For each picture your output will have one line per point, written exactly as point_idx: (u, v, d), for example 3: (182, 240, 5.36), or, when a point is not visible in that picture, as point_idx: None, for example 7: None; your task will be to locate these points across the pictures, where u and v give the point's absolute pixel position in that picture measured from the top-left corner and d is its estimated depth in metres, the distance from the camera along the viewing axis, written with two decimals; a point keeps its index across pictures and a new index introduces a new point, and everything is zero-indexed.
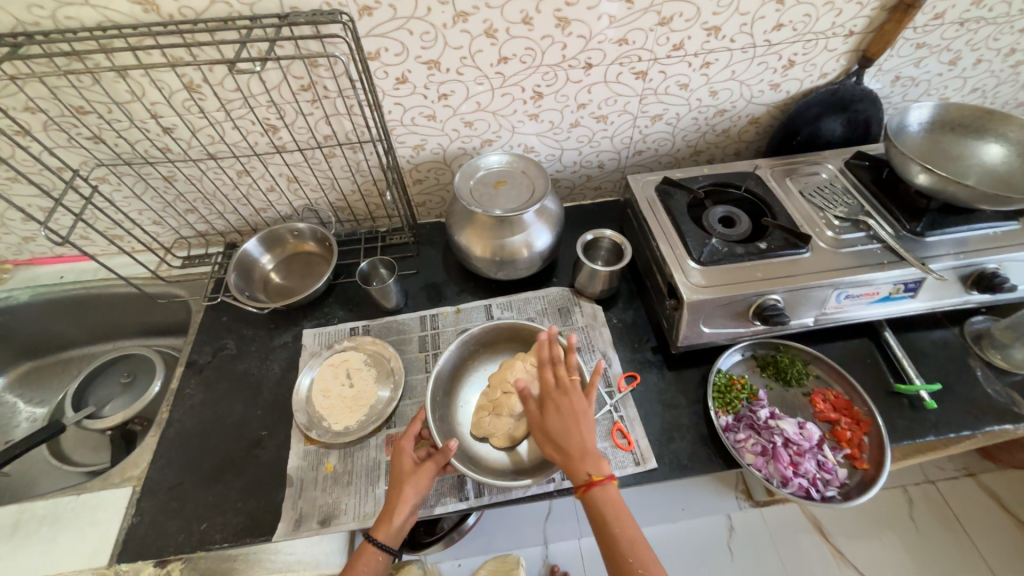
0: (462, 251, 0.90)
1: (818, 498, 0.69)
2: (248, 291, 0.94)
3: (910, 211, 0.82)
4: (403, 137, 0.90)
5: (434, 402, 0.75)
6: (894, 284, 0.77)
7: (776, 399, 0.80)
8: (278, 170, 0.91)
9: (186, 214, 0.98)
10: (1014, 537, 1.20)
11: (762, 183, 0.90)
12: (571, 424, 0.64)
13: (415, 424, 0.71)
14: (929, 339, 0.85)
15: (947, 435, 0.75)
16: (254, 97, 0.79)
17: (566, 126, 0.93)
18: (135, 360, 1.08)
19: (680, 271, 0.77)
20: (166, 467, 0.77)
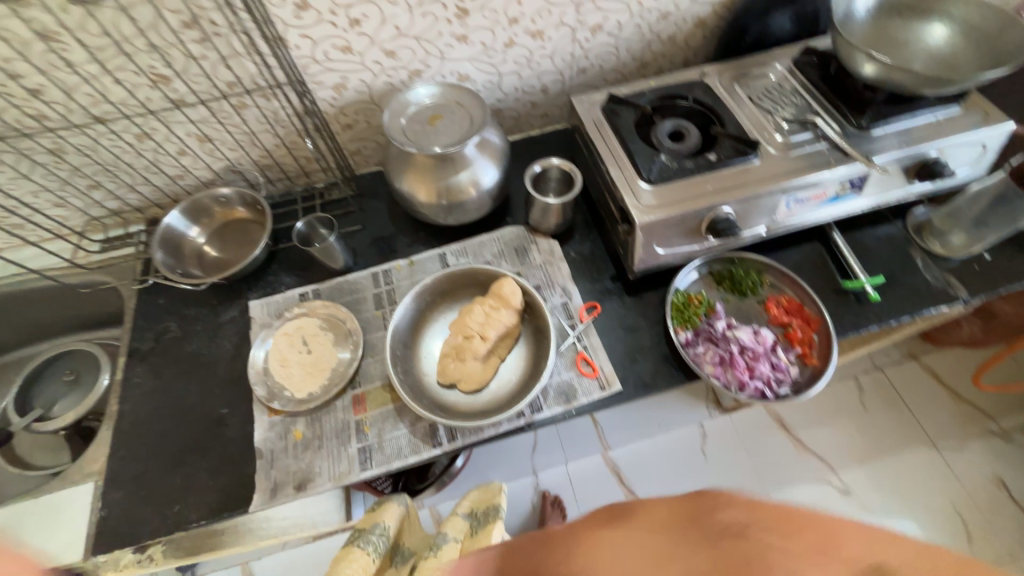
0: (405, 198, 0.84)
1: (772, 397, 0.73)
2: (180, 269, 0.87)
3: (856, 105, 0.80)
4: (319, 76, 0.80)
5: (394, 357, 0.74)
6: (841, 183, 0.77)
7: (732, 311, 0.82)
8: (183, 129, 0.81)
9: (90, 190, 0.87)
10: (950, 407, 1.33)
11: (710, 91, 0.86)
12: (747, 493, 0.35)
13: None
14: (875, 235, 0.88)
15: (889, 323, 0.79)
16: (128, 42, 0.68)
17: (500, 47, 0.85)
18: (76, 357, 1.01)
19: (631, 193, 0.74)
20: (126, 458, 0.74)
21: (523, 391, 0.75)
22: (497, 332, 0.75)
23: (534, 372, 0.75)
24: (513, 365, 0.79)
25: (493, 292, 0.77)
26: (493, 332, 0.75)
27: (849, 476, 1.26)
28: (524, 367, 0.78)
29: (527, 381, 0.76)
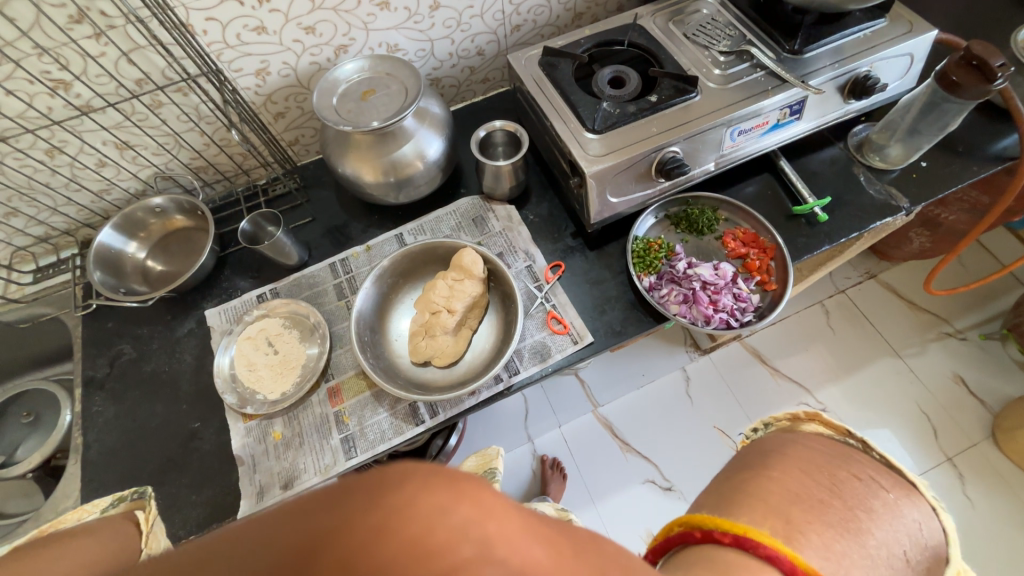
0: (350, 181, 0.81)
1: (737, 326, 0.75)
2: (124, 287, 0.82)
3: (788, 29, 0.80)
4: (237, 62, 0.75)
5: (362, 343, 0.73)
6: (780, 110, 0.77)
7: (692, 250, 0.83)
8: (97, 138, 0.75)
9: (8, 218, 0.81)
10: (909, 317, 1.40)
11: (646, 33, 0.84)
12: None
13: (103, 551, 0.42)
14: (820, 159, 0.90)
15: (840, 241, 0.82)
16: (12, 46, 0.62)
17: (425, 11, 0.81)
18: (32, 397, 0.95)
19: (578, 145, 0.74)
20: (99, 488, 0.72)
21: (498, 357, 0.75)
22: (464, 303, 0.75)
23: (506, 337, 0.76)
24: (485, 333, 0.79)
25: (452, 264, 0.76)
26: (460, 303, 0.74)
27: (823, 394, 1.33)
28: (496, 333, 0.78)
29: (500, 346, 0.76)
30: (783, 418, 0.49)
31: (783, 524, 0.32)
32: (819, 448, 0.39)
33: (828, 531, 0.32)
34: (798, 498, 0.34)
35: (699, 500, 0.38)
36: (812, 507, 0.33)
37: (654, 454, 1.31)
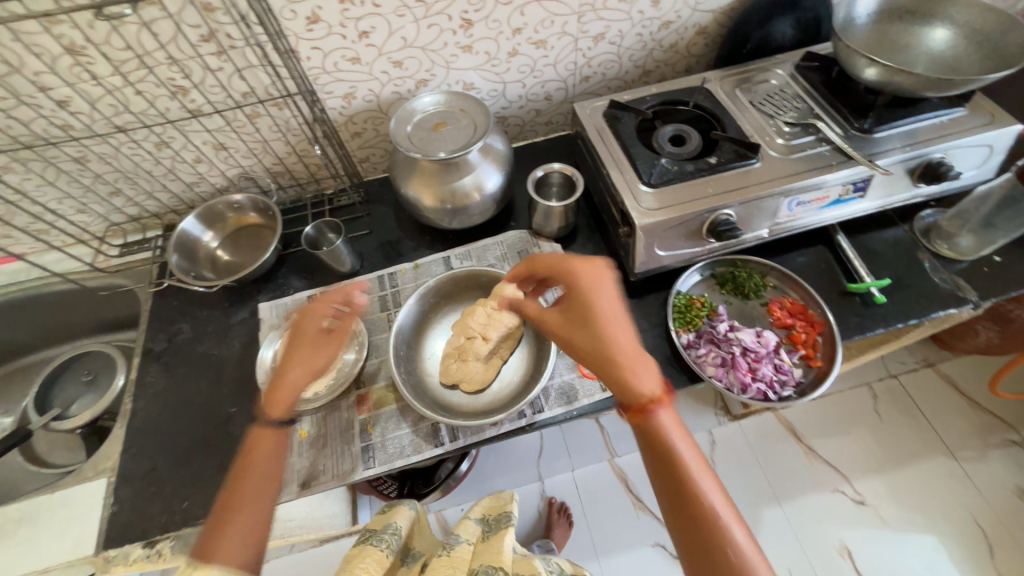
0: (411, 203, 0.86)
1: (775, 399, 0.72)
2: (194, 271, 0.89)
3: (858, 108, 0.80)
4: (329, 86, 0.83)
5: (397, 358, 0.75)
6: (843, 185, 0.77)
7: (735, 313, 0.82)
8: (200, 138, 0.84)
9: (111, 197, 0.91)
10: (969, 415, 1.29)
11: (712, 96, 0.87)
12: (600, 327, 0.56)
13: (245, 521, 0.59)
14: (881, 239, 0.88)
15: (896, 326, 0.78)
16: (149, 55, 0.71)
17: (504, 56, 0.87)
18: (92, 358, 1.04)
19: (632, 196, 0.76)
20: (138, 454, 0.76)
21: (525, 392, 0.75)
22: (499, 332, 0.75)
23: (535, 373, 0.76)
24: (514, 365, 0.79)
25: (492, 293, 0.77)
26: (496, 333, 0.75)
27: (863, 485, 1.24)
28: (524, 368, 0.78)
29: (529, 381, 0.76)
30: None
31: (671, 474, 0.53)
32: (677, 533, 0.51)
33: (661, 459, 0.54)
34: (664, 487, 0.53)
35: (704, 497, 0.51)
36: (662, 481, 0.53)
37: None
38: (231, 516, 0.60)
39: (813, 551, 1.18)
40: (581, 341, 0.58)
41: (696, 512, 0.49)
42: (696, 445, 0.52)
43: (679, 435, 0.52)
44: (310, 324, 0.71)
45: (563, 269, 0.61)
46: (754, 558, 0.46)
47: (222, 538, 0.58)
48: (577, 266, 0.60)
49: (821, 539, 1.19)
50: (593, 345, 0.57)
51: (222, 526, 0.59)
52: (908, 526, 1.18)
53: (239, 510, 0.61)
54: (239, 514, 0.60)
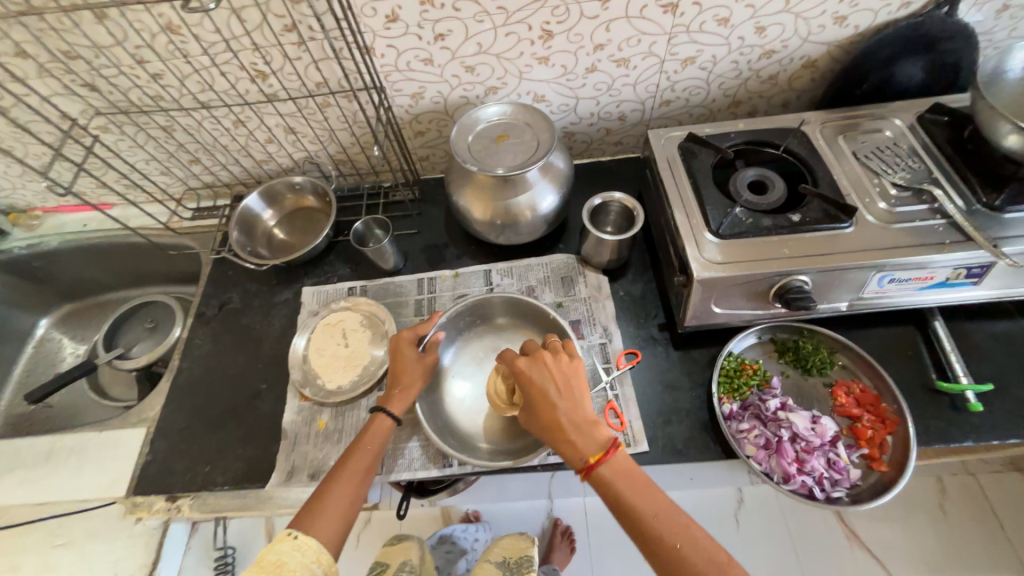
0: (461, 212, 0.84)
1: (821, 499, 0.63)
2: (251, 247, 0.93)
3: (990, 179, 0.68)
4: (399, 84, 0.82)
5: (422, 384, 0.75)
6: (954, 268, 0.66)
7: (791, 388, 0.73)
8: (273, 121, 0.87)
9: (190, 165, 0.97)
10: None
11: (808, 142, 0.76)
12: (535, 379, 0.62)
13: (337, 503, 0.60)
14: (988, 332, 0.75)
15: (989, 442, 0.67)
16: (236, 40, 0.73)
17: (581, 71, 0.82)
18: (156, 308, 1.12)
19: (695, 244, 0.69)
20: (175, 412, 0.82)
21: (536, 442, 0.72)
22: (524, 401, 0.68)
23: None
24: None
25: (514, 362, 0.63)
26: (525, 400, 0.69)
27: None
28: None
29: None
30: None
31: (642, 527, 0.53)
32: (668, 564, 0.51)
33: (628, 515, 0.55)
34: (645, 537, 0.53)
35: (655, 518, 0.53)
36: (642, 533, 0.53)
37: None
38: (332, 491, 0.61)
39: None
40: (540, 426, 0.61)
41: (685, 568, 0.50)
42: (627, 467, 0.56)
43: (637, 494, 0.54)
44: (408, 350, 0.72)
45: (515, 367, 0.63)
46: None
47: (319, 513, 0.59)
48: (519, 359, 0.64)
49: None
50: (543, 427, 0.60)
51: (322, 498, 0.60)
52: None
53: (341, 487, 0.61)
54: (338, 489, 0.61)
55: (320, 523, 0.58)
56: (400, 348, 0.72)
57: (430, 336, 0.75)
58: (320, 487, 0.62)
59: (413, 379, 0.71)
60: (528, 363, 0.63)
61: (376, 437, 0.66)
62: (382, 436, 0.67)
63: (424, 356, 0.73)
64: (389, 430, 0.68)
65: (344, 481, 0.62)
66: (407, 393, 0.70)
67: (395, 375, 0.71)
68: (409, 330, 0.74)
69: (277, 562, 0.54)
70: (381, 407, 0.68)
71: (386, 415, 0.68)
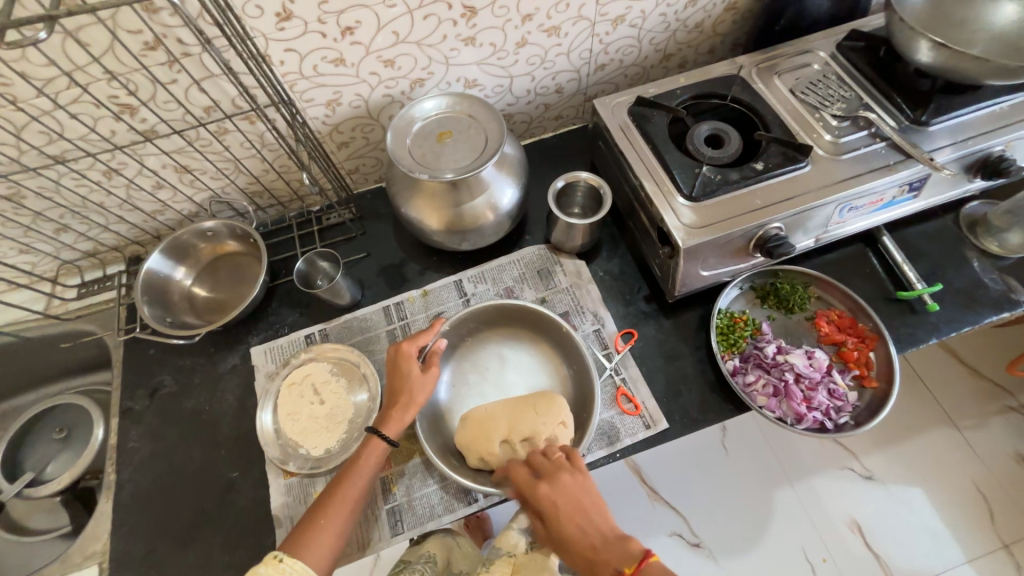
0: (414, 225, 0.75)
1: (832, 429, 0.67)
2: (171, 317, 0.77)
3: (914, 96, 0.72)
4: (309, 93, 0.70)
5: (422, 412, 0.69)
6: (899, 187, 0.70)
7: (779, 329, 0.76)
8: (157, 162, 0.71)
9: (59, 234, 0.77)
10: (970, 386, 1.32)
11: (750, 87, 0.77)
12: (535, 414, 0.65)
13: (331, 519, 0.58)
14: (925, 236, 0.82)
15: (948, 335, 0.74)
16: (81, 70, 0.57)
17: (511, 47, 0.74)
18: (62, 411, 0.91)
19: (671, 212, 0.67)
20: (131, 534, 0.68)
21: None
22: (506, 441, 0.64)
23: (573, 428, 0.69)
24: None
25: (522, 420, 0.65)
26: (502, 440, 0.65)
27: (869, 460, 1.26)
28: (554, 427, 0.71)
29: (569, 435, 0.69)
30: None
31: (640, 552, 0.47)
32: None
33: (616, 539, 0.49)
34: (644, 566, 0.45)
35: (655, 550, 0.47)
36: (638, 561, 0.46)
37: (687, 506, 1.23)
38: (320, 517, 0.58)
39: (824, 529, 1.19)
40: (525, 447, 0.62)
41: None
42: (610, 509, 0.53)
43: (581, 504, 0.52)
44: (409, 362, 0.65)
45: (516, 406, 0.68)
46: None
47: (308, 538, 0.56)
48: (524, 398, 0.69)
49: (833, 517, 1.21)
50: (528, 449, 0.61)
51: (312, 525, 0.57)
52: (914, 499, 1.22)
53: (331, 516, 0.58)
54: (332, 510, 0.58)
55: (309, 549, 0.56)
56: (400, 362, 0.66)
57: (432, 346, 0.69)
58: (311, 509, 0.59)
59: (415, 398, 0.64)
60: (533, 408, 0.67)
61: (371, 460, 0.62)
62: (377, 458, 0.62)
63: (425, 369, 0.66)
64: (386, 451, 0.63)
65: (336, 503, 0.59)
66: (405, 414, 0.63)
67: (394, 393, 0.65)
68: (409, 340, 0.68)
69: None
70: (377, 427, 0.63)
71: (381, 438, 0.62)
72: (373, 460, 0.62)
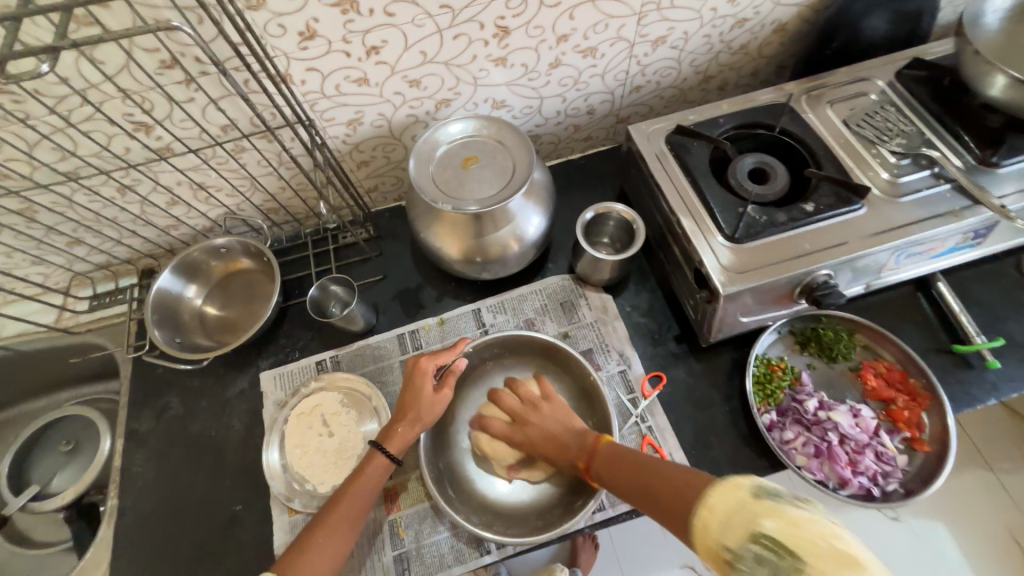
0: (433, 253, 0.71)
1: (880, 497, 0.61)
2: (181, 337, 0.75)
3: (983, 135, 0.66)
4: (330, 112, 0.66)
5: (428, 436, 0.64)
6: (963, 234, 0.64)
7: (820, 380, 0.70)
8: (172, 179, 0.69)
9: (71, 247, 0.75)
10: (1014, 433, 1.24)
11: (799, 117, 0.71)
12: (536, 433, 0.62)
13: (327, 535, 0.54)
14: (983, 282, 0.76)
15: (1009, 395, 0.68)
16: (95, 88, 0.54)
17: (543, 68, 0.70)
18: (70, 423, 0.90)
19: (711, 252, 0.62)
20: (132, 565, 0.66)
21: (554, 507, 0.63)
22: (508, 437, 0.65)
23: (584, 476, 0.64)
24: None
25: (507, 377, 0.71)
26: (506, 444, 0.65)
27: (899, 504, 1.19)
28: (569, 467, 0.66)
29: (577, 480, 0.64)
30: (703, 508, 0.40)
31: (615, 481, 0.53)
32: (632, 479, 0.51)
33: (600, 468, 0.55)
34: (628, 487, 0.51)
35: (625, 483, 0.51)
36: (620, 477, 0.52)
37: None
38: (309, 550, 0.53)
39: None
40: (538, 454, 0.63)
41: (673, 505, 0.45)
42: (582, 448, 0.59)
43: (551, 434, 0.61)
44: (423, 380, 0.61)
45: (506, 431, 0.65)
46: (693, 485, 0.44)
47: (305, 561, 0.52)
48: (517, 429, 0.64)
49: None
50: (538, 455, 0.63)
51: (303, 550, 0.53)
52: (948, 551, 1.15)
53: (326, 537, 0.54)
54: (328, 532, 0.54)
55: (305, 567, 0.52)
56: (416, 377, 0.61)
57: (450, 365, 0.64)
58: (302, 532, 0.55)
59: (423, 417, 0.61)
60: (516, 424, 0.64)
61: (374, 477, 0.58)
62: (380, 475, 0.59)
63: (437, 390, 0.62)
64: (388, 469, 0.59)
65: (331, 530, 0.54)
66: (411, 432, 0.60)
67: (403, 407, 0.61)
68: (429, 356, 0.63)
69: None
70: (379, 443, 0.60)
71: (384, 454, 0.59)
72: (372, 477, 0.58)
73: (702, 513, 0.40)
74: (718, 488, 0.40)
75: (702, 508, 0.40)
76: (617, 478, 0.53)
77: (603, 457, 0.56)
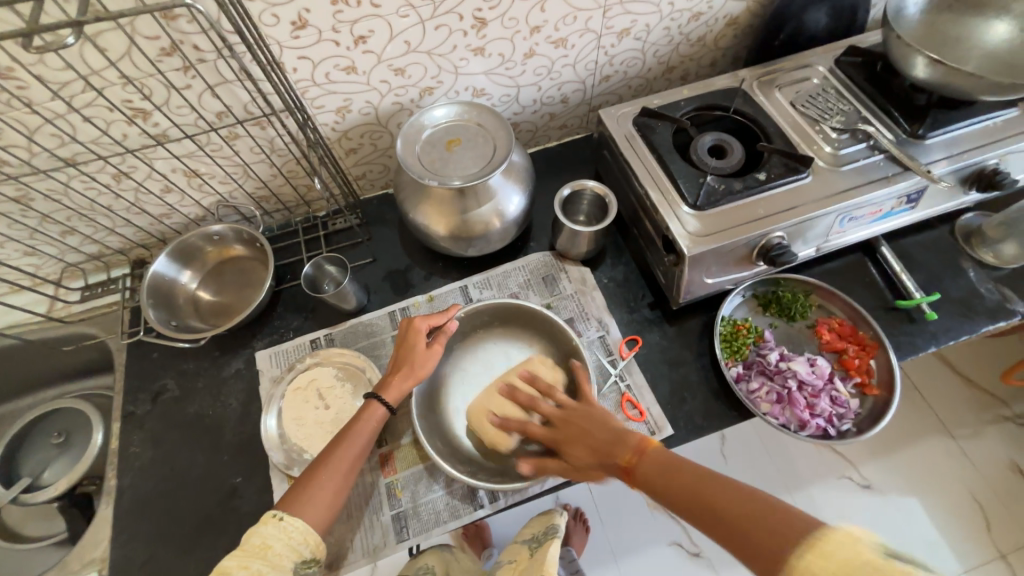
0: (421, 230, 0.76)
1: (835, 436, 0.68)
2: (177, 321, 0.77)
3: (910, 111, 0.74)
4: (320, 100, 0.71)
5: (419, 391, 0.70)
6: (897, 199, 0.72)
7: (781, 337, 0.77)
8: (167, 166, 0.72)
9: (65, 236, 0.77)
10: (968, 400, 1.33)
11: (751, 100, 0.79)
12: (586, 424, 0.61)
13: (328, 473, 0.58)
14: (922, 246, 0.84)
15: (946, 344, 0.76)
16: (97, 75, 0.58)
17: (519, 58, 0.76)
18: (61, 416, 0.90)
19: (676, 219, 0.68)
20: (134, 540, 0.67)
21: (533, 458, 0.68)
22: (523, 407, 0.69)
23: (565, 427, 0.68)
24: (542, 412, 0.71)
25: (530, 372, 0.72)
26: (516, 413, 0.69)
27: (867, 467, 1.26)
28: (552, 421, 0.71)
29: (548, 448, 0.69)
30: (828, 549, 0.37)
31: (681, 488, 0.49)
32: (709, 491, 0.47)
33: (657, 475, 0.51)
34: (718, 492, 0.46)
35: (685, 491, 0.48)
36: (694, 489, 0.48)
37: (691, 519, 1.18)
38: (311, 487, 0.57)
39: None
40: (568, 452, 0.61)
41: (741, 517, 0.43)
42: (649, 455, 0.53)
43: (603, 431, 0.59)
44: (416, 338, 0.66)
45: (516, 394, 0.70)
46: (794, 520, 0.40)
47: (308, 495, 0.56)
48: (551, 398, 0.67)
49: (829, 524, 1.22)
50: (569, 453, 0.60)
51: (306, 487, 0.57)
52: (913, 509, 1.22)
53: (326, 476, 0.58)
54: (329, 471, 0.58)
55: (307, 500, 0.56)
56: (410, 334, 0.67)
57: (443, 326, 0.69)
58: (304, 472, 0.59)
59: (416, 370, 0.66)
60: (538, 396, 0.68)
61: (369, 423, 0.62)
62: (375, 422, 0.63)
63: (429, 346, 0.67)
64: (384, 416, 0.64)
65: (330, 469, 0.58)
66: (405, 383, 0.65)
67: (398, 361, 0.66)
68: (423, 316, 0.68)
69: (260, 546, 0.51)
70: (376, 392, 0.64)
71: (380, 402, 0.63)
72: (370, 424, 0.62)
73: (816, 555, 0.37)
74: (839, 534, 0.37)
75: (825, 542, 0.37)
76: (680, 485, 0.49)
77: (660, 461, 0.52)
